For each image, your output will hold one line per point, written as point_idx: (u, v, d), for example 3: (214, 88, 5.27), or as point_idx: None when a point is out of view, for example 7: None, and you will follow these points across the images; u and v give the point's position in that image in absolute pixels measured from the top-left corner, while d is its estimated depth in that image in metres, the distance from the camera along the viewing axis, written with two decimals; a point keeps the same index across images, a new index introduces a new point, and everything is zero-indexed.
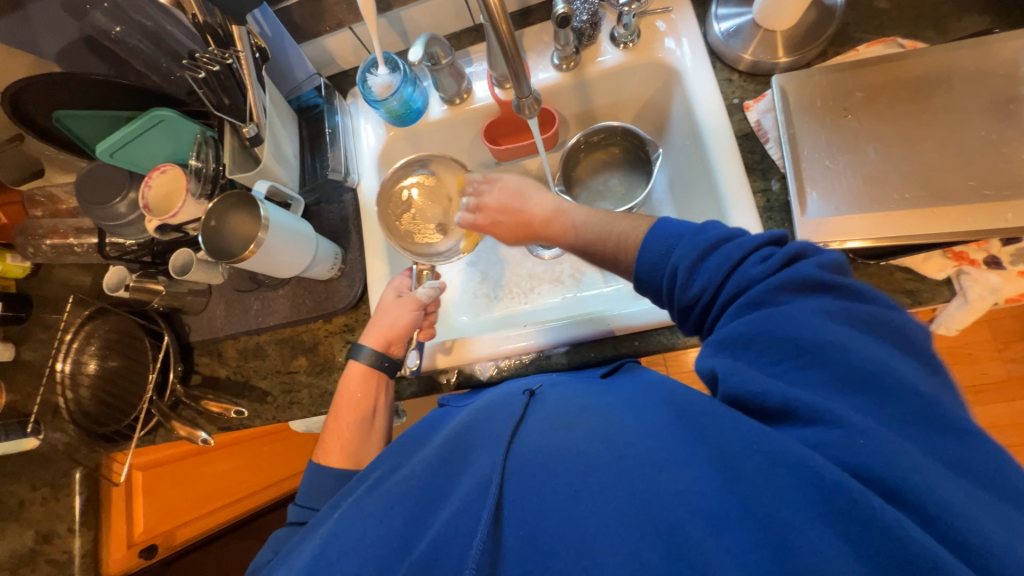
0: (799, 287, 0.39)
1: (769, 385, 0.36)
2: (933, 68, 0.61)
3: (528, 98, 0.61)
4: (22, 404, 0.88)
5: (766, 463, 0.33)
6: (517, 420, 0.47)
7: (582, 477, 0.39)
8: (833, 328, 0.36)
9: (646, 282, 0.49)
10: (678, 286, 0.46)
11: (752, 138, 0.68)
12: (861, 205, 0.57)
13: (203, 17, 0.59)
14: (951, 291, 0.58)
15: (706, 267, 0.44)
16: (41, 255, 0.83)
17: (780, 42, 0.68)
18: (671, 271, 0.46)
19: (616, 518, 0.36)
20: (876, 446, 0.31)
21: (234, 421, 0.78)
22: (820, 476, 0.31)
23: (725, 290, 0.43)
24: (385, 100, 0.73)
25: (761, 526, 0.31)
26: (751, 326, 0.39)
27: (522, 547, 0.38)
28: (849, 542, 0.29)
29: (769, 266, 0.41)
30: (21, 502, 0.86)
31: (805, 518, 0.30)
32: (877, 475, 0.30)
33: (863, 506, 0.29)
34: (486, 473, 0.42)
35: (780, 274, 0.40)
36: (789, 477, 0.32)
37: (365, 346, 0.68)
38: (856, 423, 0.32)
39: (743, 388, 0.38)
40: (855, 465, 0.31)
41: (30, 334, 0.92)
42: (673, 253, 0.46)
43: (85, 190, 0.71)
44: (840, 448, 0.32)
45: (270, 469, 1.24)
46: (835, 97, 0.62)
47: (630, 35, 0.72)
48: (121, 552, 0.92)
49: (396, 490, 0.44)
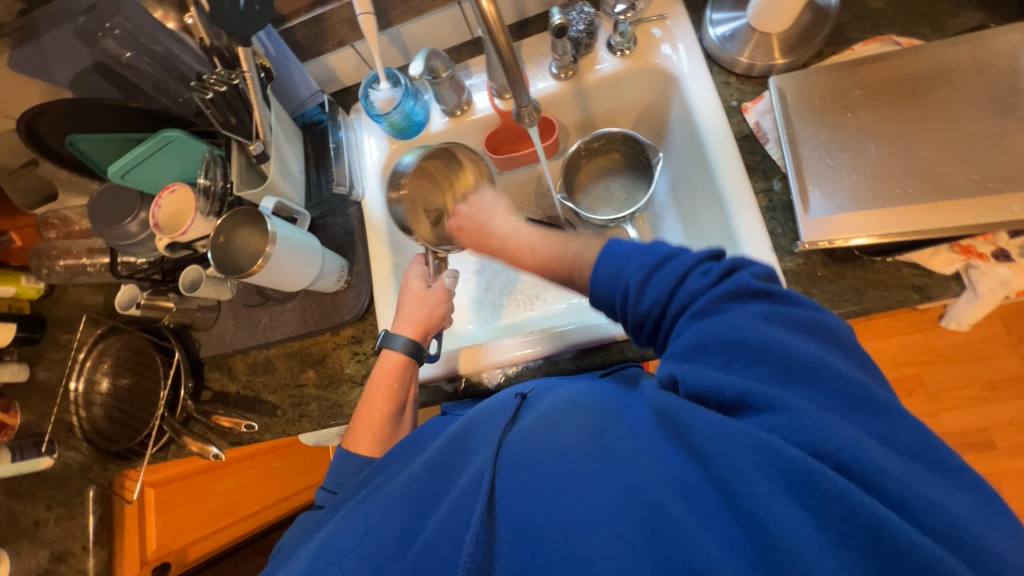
0: (736, 296, 0.41)
1: (724, 382, 0.38)
2: (929, 65, 0.61)
3: (528, 107, 0.61)
4: (36, 423, 0.90)
5: (737, 443, 0.35)
6: (507, 420, 0.48)
7: (571, 465, 0.39)
8: (782, 334, 0.38)
9: (603, 298, 0.48)
10: (627, 300, 0.46)
11: (752, 139, 0.69)
12: (863, 202, 0.58)
13: (210, 40, 0.61)
14: (960, 285, 0.58)
15: (653, 283, 0.44)
16: (55, 276, 0.84)
17: (776, 44, 0.68)
18: (620, 286, 0.46)
19: (603, 504, 0.36)
20: (831, 432, 0.33)
21: (245, 436, 0.78)
22: (788, 457, 0.33)
23: (675, 301, 0.43)
24: (387, 114, 0.74)
25: (738, 509, 0.33)
26: (705, 339, 0.40)
27: (514, 537, 0.38)
28: (814, 515, 0.31)
29: (711, 278, 0.42)
30: (37, 521, 0.88)
31: (776, 500, 0.32)
32: (839, 456, 0.32)
33: (826, 485, 0.31)
34: (478, 471, 0.42)
35: (720, 286, 0.42)
36: (761, 457, 0.34)
37: (401, 335, 0.67)
38: (815, 415, 0.34)
39: (702, 385, 0.39)
40: (820, 449, 0.33)
41: (45, 354, 0.93)
42: (623, 272, 0.46)
43: (99, 211, 0.72)
44: (809, 431, 0.34)
45: (281, 484, 1.24)
46: (833, 96, 0.63)
47: (627, 42, 0.73)
48: (135, 569, 0.91)
49: (394, 491, 0.45)
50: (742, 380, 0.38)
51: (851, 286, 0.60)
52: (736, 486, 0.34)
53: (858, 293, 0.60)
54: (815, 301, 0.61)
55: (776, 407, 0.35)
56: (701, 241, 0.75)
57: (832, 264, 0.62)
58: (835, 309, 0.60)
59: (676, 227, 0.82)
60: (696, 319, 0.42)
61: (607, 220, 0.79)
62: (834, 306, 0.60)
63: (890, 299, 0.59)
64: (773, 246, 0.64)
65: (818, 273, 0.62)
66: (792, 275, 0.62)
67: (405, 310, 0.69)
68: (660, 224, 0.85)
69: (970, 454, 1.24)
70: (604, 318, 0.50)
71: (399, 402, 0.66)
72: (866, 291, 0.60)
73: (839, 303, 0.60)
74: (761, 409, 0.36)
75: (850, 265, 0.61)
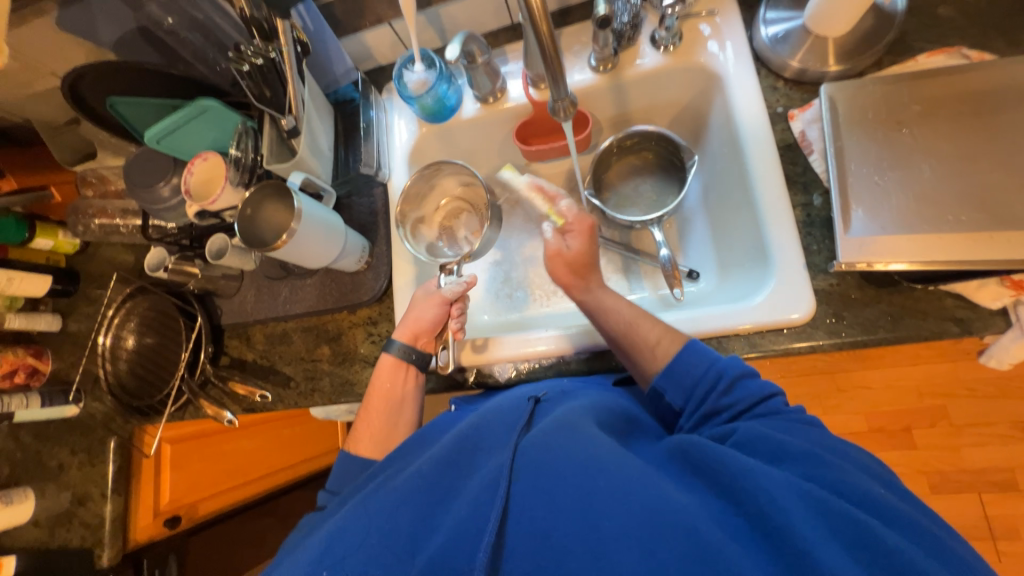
0: (799, 418, 0.48)
1: (772, 441, 0.44)
2: (999, 83, 0.56)
3: (564, 101, 0.59)
4: (66, 372, 0.95)
5: (784, 488, 0.39)
6: (520, 425, 0.51)
7: (593, 480, 0.41)
8: (827, 431, 0.46)
9: (680, 377, 0.54)
10: (716, 391, 0.51)
11: (794, 149, 0.65)
12: (909, 225, 0.54)
13: (250, 11, 0.59)
14: (1006, 321, 0.55)
15: (742, 386, 0.51)
16: (90, 233, 0.87)
17: (831, 49, 0.64)
18: (706, 376, 0.52)
19: (629, 521, 0.38)
20: (862, 488, 0.39)
21: (258, 404, 0.80)
22: (826, 502, 0.37)
23: (757, 408, 0.50)
24: (419, 96, 0.73)
25: (771, 540, 0.36)
26: (768, 425, 0.47)
27: (531, 548, 0.39)
28: (853, 552, 0.35)
29: (790, 405, 0.50)
30: (62, 464, 0.93)
31: (821, 539, 0.35)
32: (867, 499, 0.38)
33: (868, 534, 0.35)
34: (494, 474, 0.44)
35: (790, 408, 0.50)
36: (802, 499, 0.38)
37: (396, 341, 0.68)
38: (841, 469, 0.40)
39: (752, 442, 0.45)
40: (851, 494, 0.38)
41: (77, 307, 0.97)
42: (717, 361, 0.53)
43: (134, 174, 0.74)
44: (836, 481, 0.39)
45: (290, 452, 1.28)
46: (889, 110, 0.59)
47: (672, 37, 0.70)
48: (148, 519, 0.95)
49: (405, 491, 0.46)
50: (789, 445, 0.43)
51: (886, 312, 0.58)
52: (777, 520, 0.37)
53: (892, 320, 0.57)
54: (845, 324, 0.59)
55: (812, 461, 0.41)
56: (729, 253, 0.73)
57: (868, 287, 0.59)
58: (866, 334, 0.58)
59: (704, 236, 0.80)
60: (769, 417, 0.48)
61: (633, 221, 0.77)
62: (865, 331, 0.58)
63: (927, 329, 0.56)
64: (807, 263, 0.61)
65: (851, 295, 0.59)
66: (823, 295, 0.60)
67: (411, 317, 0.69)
68: (687, 230, 0.82)
69: (990, 493, 1.19)
70: (668, 396, 0.55)
71: (395, 406, 0.66)
72: (901, 319, 0.57)
73: (870, 328, 0.58)
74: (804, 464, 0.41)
75: (888, 290, 0.58)
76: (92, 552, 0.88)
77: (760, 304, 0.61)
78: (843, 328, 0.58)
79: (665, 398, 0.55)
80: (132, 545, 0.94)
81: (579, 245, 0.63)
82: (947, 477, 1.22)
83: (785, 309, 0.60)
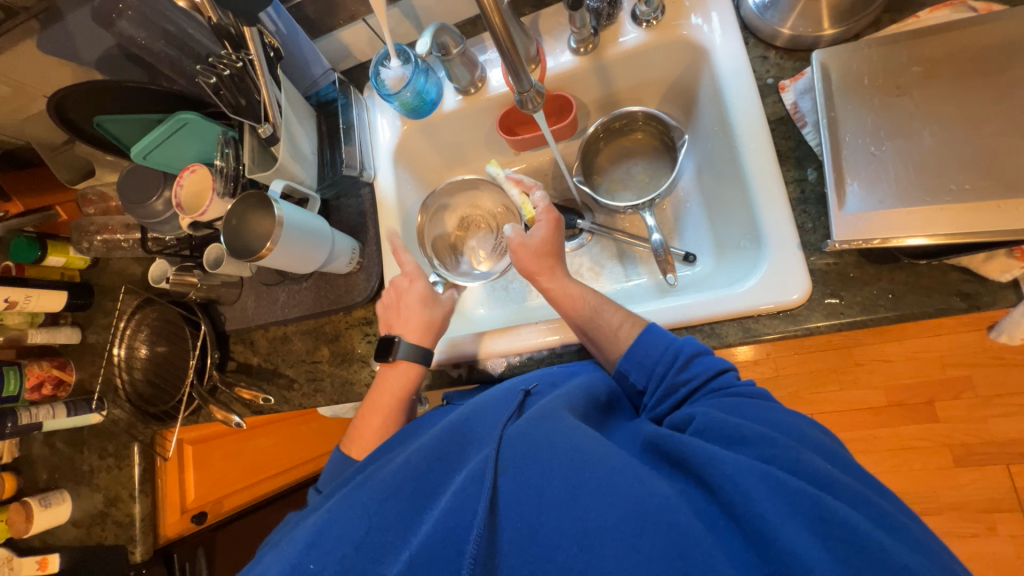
0: (764, 396, 0.47)
1: (735, 423, 0.42)
2: (1009, 35, 0.52)
3: (530, 92, 0.58)
4: (89, 381, 0.99)
5: (747, 471, 0.37)
6: (507, 417, 0.50)
7: (577, 472, 0.41)
8: (799, 415, 0.44)
9: (642, 359, 0.54)
10: (675, 368, 0.52)
11: (787, 122, 0.62)
12: (908, 198, 0.51)
13: (216, 18, 0.58)
14: (1017, 294, 0.52)
15: (699, 363, 0.51)
16: (94, 249, 0.90)
17: (825, 12, 0.60)
18: (664, 356, 0.53)
19: (612, 514, 0.38)
20: (825, 470, 0.37)
21: (264, 407, 0.83)
22: (790, 487, 0.35)
23: (712, 384, 0.49)
24: (398, 93, 0.72)
25: (744, 529, 0.35)
26: (732, 403, 0.46)
27: (518, 541, 0.40)
28: (819, 536, 0.33)
29: (747, 380, 0.49)
30: (92, 469, 0.98)
31: (791, 525, 0.33)
32: (835, 484, 0.36)
33: (829, 513, 0.34)
34: (480, 467, 0.44)
35: (749, 386, 0.49)
36: (770, 485, 0.36)
37: (409, 342, 0.68)
38: (804, 450, 0.38)
39: (716, 424, 0.43)
40: (825, 481, 0.36)
41: (93, 319, 1.01)
42: (675, 342, 0.53)
43: (127, 191, 0.76)
44: (805, 465, 0.37)
45: (307, 447, 1.32)
46: (887, 74, 0.55)
47: (654, 11, 0.67)
48: (175, 516, 1.01)
49: (389, 483, 0.46)
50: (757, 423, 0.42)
51: (887, 290, 0.55)
52: (744, 507, 0.35)
53: (894, 298, 0.55)
54: (845, 305, 0.56)
55: (782, 445, 0.39)
56: (725, 233, 0.71)
57: (867, 265, 0.56)
58: (866, 314, 0.55)
59: (700, 218, 0.77)
60: (732, 396, 0.47)
61: (625, 206, 0.75)
62: (865, 311, 0.55)
63: (930, 306, 0.53)
64: (801, 242, 0.59)
65: (850, 273, 0.57)
66: (821, 275, 0.57)
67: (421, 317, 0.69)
68: (683, 213, 0.80)
69: (1019, 465, 1.15)
70: (632, 377, 0.55)
71: (399, 418, 0.67)
72: (903, 296, 0.54)
73: (870, 308, 0.55)
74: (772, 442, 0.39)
75: (889, 267, 0.55)
76: (126, 549, 0.93)
77: (754, 288, 0.59)
78: (843, 309, 0.56)
79: (628, 380, 0.56)
80: (163, 541, 0.98)
81: (544, 234, 0.66)
82: (973, 450, 1.17)
83: (781, 292, 0.57)
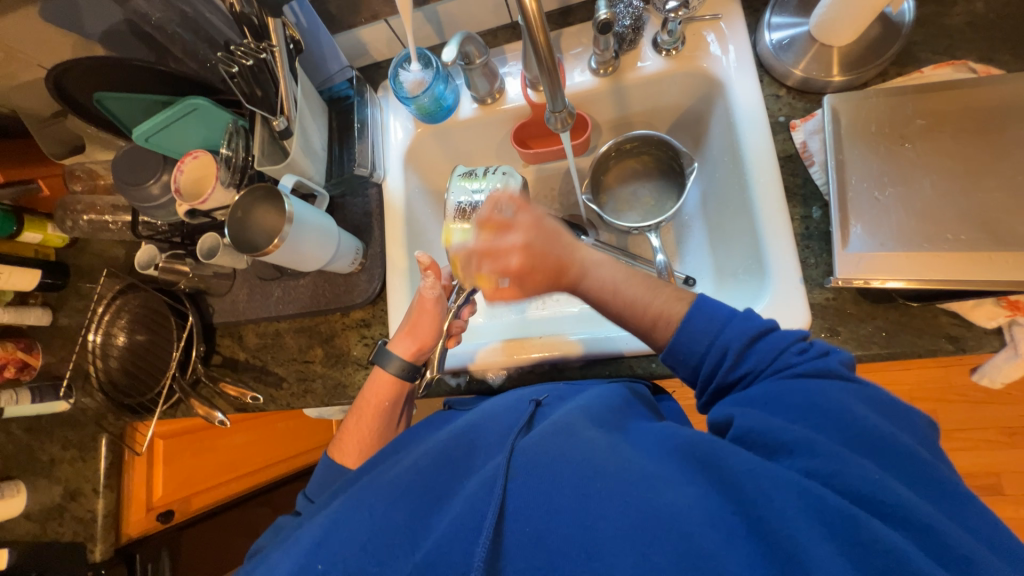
0: (824, 376, 0.45)
1: (779, 429, 0.42)
2: (1006, 99, 0.55)
3: (561, 112, 0.60)
4: (56, 367, 0.93)
5: (782, 487, 0.37)
6: (520, 426, 0.50)
7: (591, 481, 0.41)
8: (852, 401, 0.43)
9: (685, 356, 0.53)
10: (724, 366, 0.50)
11: (795, 160, 0.65)
12: (907, 242, 0.54)
13: (240, 7, 0.58)
14: (1000, 341, 0.55)
15: (754, 352, 0.50)
16: (78, 229, 0.86)
17: (836, 59, 0.63)
18: (712, 351, 0.51)
19: (625, 522, 0.38)
20: (877, 486, 0.36)
21: (250, 405, 0.80)
22: (827, 505, 0.35)
23: (773, 366, 0.48)
24: (415, 97, 0.71)
25: (767, 543, 0.35)
26: (771, 397, 0.46)
27: (528, 545, 0.39)
28: (851, 555, 0.33)
29: (808, 357, 0.48)
30: (52, 460, 0.92)
31: (816, 543, 0.34)
32: (871, 499, 0.36)
33: (868, 539, 0.33)
34: (491, 474, 0.45)
35: (806, 363, 0.47)
36: (802, 503, 0.36)
37: (395, 355, 0.66)
38: (852, 462, 0.38)
39: (756, 426, 0.43)
40: (859, 495, 0.36)
41: (67, 302, 0.96)
42: (720, 336, 0.51)
43: (121, 171, 0.72)
44: (847, 480, 0.37)
45: (284, 446, 1.28)
46: (893, 123, 0.58)
47: (674, 42, 0.69)
48: (141, 514, 0.96)
49: (399, 486, 0.46)
50: (795, 426, 0.42)
51: (881, 328, 0.57)
52: (775, 522, 0.36)
53: (887, 336, 0.57)
54: (840, 339, 0.58)
55: (823, 456, 0.39)
56: (727, 259, 0.73)
57: (864, 303, 0.59)
58: (861, 350, 0.58)
59: (702, 242, 0.79)
60: (789, 379, 0.46)
61: (630, 227, 0.76)
62: (860, 347, 0.58)
63: (921, 346, 0.56)
64: (803, 276, 0.61)
65: (847, 310, 0.59)
66: (819, 309, 0.60)
67: (407, 324, 0.67)
68: (685, 236, 0.81)
69: (976, 496, 1.21)
70: (679, 369, 0.55)
71: (381, 424, 0.66)
72: (897, 335, 0.57)
73: (865, 344, 0.57)
74: (800, 454, 0.40)
75: (884, 306, 0.58)
76: (86, 547, 0.88)
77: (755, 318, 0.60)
78: (837, 343, 0.58)
79: (677, 371, 0.55)
80: (126, 540, 0.94)
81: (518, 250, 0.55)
82: None
83: (780, 323, 0.59)
